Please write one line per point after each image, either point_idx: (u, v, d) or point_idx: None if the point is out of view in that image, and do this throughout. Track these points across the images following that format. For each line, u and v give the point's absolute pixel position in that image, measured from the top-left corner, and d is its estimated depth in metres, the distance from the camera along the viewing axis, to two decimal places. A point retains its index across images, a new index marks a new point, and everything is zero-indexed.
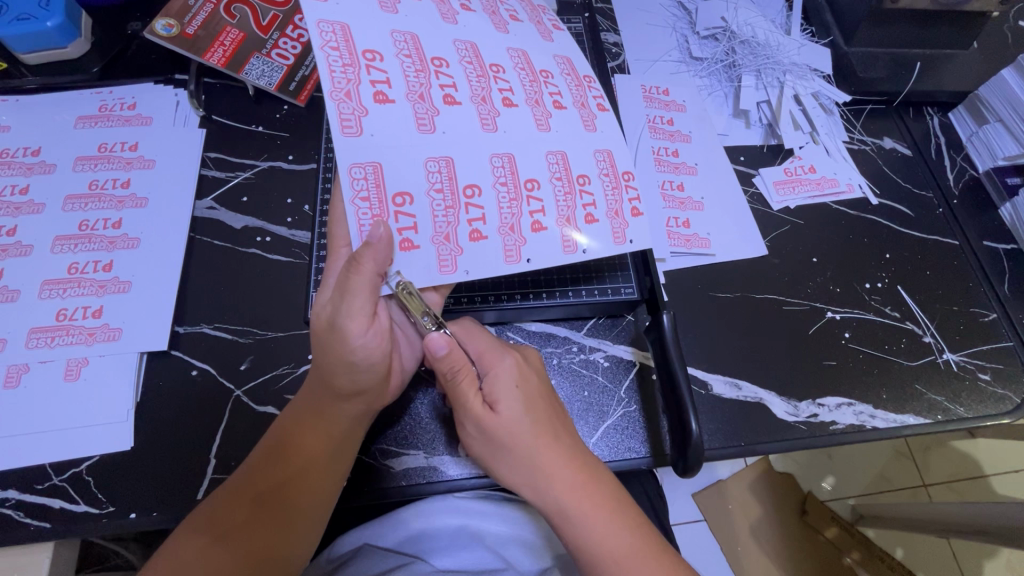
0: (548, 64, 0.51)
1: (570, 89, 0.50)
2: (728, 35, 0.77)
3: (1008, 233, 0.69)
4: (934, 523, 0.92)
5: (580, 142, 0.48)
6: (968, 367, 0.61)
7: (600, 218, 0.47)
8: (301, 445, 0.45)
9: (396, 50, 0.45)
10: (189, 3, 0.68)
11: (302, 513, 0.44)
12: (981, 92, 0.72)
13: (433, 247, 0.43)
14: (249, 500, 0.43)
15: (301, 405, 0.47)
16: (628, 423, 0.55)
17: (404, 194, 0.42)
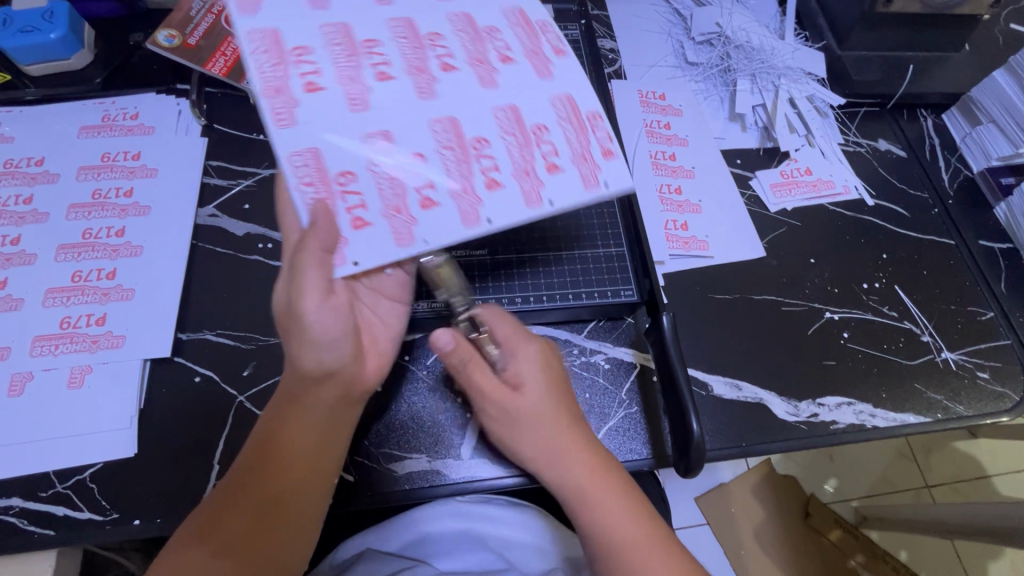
0: (494, 21, 0.52)
1: (519, 40, 0.51)
2: (723, 40, 0.78)
3: (1004, 233, 0.70)
4: (936, 523, 0.93)
5: (531, 92, 0.49)
6: (967, 365, 0.61)
7: (565, 165, 0.48)
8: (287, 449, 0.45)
9: (326, 40, 0.46)
10: (190, 14, 0.69)
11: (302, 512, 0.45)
12: (974, 94, 0.73)
13: (384, 222, 0.43)
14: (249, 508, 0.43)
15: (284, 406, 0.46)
16: (629, 425, 0.56)
17: (350, 170, 0.43)
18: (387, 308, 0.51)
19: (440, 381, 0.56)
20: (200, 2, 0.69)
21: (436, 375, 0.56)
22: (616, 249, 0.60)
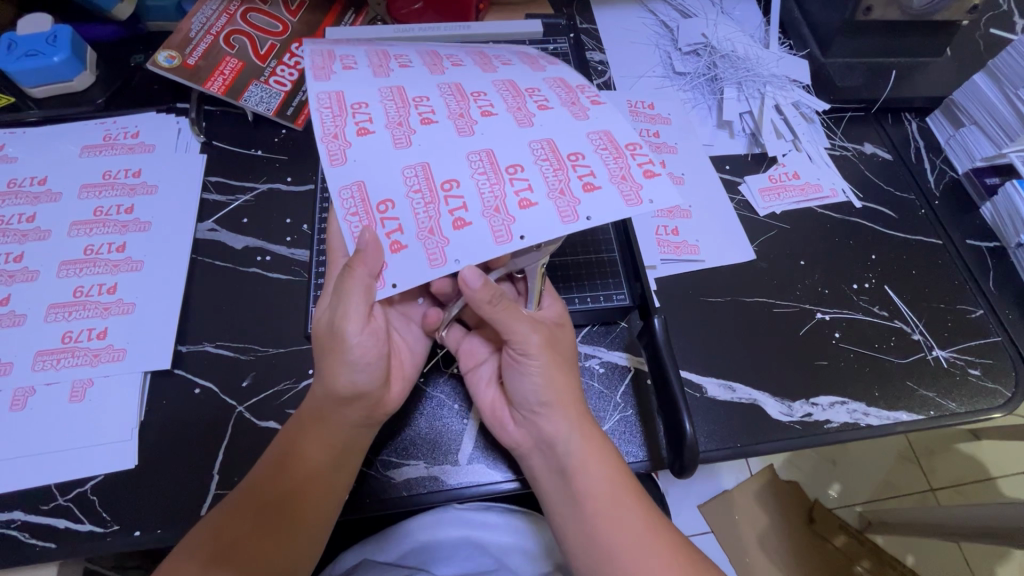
0: (536, 83, 0.51)
1: (558, 95, 0.50)
2: (709, 50, 0.80)
3: (990, 231, 0.71)
4: (941, 526, 0.92)
5: (570, 129, 0.47)
6: (957, 362, 0.62)
7: (603, 185, 0.44)
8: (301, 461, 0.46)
9: (382, 97, 0.48)
10: (189, 35, 0.71)
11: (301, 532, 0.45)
12: (956, 97, 0.74)
13: (419, 243, 0.43)
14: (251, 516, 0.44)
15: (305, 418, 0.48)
16: (623, 427, 0.56)
17: (388, 199, 0.44)
18: (415, 334, 0.55)
19: (437, 388, 0.57)
20: (199, 25, 0.72)
21: (434, 382, 0.57)
22: (608, 255, 0.61)
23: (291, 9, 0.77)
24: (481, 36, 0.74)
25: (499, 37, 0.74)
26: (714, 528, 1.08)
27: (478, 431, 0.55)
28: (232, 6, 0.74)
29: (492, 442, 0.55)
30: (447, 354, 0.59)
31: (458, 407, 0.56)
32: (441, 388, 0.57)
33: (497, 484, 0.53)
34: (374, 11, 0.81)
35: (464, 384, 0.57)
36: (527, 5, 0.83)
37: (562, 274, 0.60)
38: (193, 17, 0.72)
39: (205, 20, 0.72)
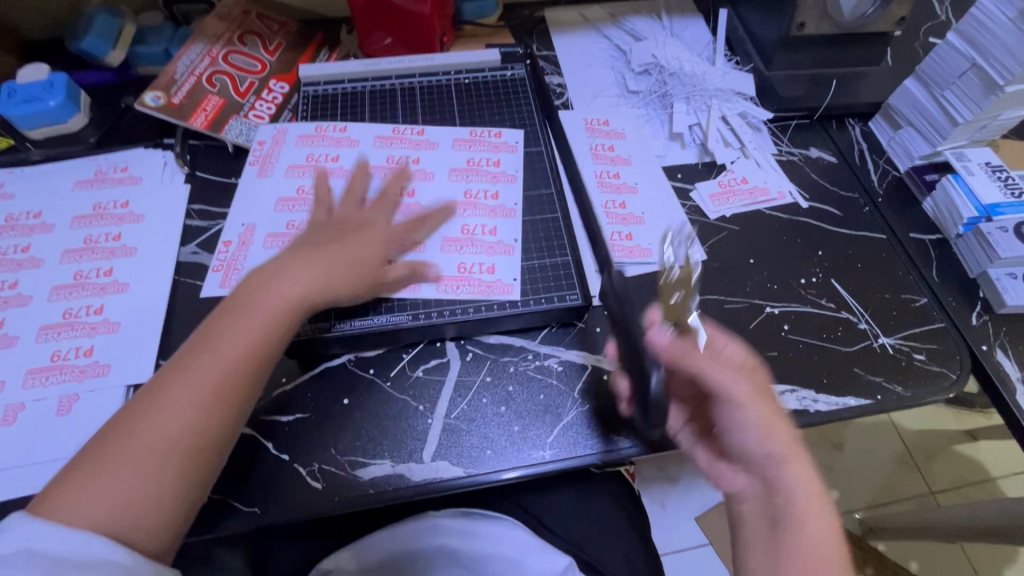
0: (363, 139, 0.74)
1: (386, 142, 0.74)
2: (659, 69, 0.86)
3: (933, 224, 0.74)
4: (942, 526, 0.97)
5: (434, 163, 0.72)
6: (903, 348, 0.64)
7: (494, 188, 0.70)
8: (189, 372, 0.49)
9: (280, 225, 0.67)
10: (174, 77, 0.77)
11: (209, 437, 0.48)
12: (891, 102, 0.79)
13: (431, 279, 0.63)
14: (153, 426, 0.46)
15: (204, 331, 0.52)
16: (582, 421, 0.59)
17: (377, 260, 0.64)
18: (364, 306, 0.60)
19: (404, 391, 0.60)
20: (184, 67, 0.78)
21: (400, 386, 0.60)
22: (562, 259, 0.66)
23: (269, 50, 0.84)
24: (444, 67, 0.80)
25: (461, 66, 0.81)
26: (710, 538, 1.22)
27: (443, 429, 0.58)
28: (215, 49, 0.81)
29: (455, 440, 0.57)
30: (413, 358, 0.62)
31: (423, 408, 0.59)
32: (408, 391, 0.60)
33: (461, 480, 0.56)
34: (347, 48, 0.88)
35: (429, 386, 0.60)
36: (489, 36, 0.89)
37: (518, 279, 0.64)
38: (177, 61, 0.78)
39: (190, 63, 0.79)
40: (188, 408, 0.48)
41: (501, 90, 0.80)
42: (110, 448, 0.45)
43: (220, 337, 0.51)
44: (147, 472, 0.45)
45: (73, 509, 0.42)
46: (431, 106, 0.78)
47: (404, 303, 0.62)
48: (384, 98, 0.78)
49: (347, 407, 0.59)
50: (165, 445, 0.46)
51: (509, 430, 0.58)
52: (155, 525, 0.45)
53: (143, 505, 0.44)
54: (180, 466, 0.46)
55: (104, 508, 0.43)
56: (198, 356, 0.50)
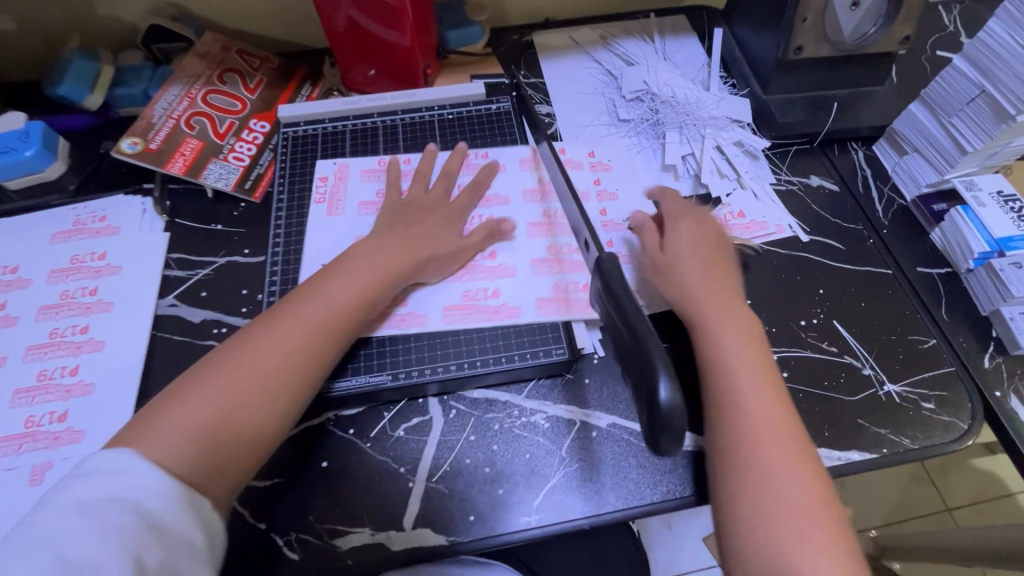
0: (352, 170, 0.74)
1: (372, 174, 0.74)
2: (651, 96, 0.83)
3: (942, 257, 0.70)
4: (956, 550, 0.93)
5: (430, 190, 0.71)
6: (911, 396, 0.61)
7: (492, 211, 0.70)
8: (299, 327, 0.54)
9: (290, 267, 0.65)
10: (152, 122, 0.76)
11: (293, 377, 0.53)
12: (896, 126, 0.75)
13: (445, 311, 0.63)
14: (219, 376, 0.51)
15: (289, 297, 0.57)
16: (568, 483, 0.56)
17: (401, 319, 0.62)
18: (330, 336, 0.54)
19: (385, 452, 0.58)
20: (161, 110, 0.77)
21: (381, 447, 0.58)
22: (547, 310, 0.64)
23: (249, 87, 0.82)
24: (426, 102, 0.79)
25: (444, 101, 0.80)
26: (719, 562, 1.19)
27: (424, 494, 0.56)
28: (194, 90, 0.79)
29: (438, 505, 0.55)
30: (394, 417, 0.60)
31: (404, 470, 0.57)
32: (388, 452, 0.58)
33: (443, 549, 0.53)
34: (330, 82, 0.86)
35: (410, 447, 0.58)
36: (474, 65, 0.87)
37: (502, 335, 0.62)
38: (154, 105, 0.77)
39: (168, 106, 0.77)
40: (260, 361, 0.52)
41: (485, 125, 0.78)
42: (187, 392, 0.50)
43: (321, 295, 0.57)
44: (223, 416, 0.49)
45: (159, 446, 0.46)
46: (414, 144, 0.76)
47: (410, 339, 0.62)
48: (366, 138, 0.77)
49: (325, 471, 0.57)
50: (236, 393, 0.50)
51: (493, 493, 0.56)
52: (232, 463, 0.49)
53: (222, 449, 0.48)
54: (256, 417, 0.50)
55: (183, 450, 0.47)
56: (314, 312, 0.56)
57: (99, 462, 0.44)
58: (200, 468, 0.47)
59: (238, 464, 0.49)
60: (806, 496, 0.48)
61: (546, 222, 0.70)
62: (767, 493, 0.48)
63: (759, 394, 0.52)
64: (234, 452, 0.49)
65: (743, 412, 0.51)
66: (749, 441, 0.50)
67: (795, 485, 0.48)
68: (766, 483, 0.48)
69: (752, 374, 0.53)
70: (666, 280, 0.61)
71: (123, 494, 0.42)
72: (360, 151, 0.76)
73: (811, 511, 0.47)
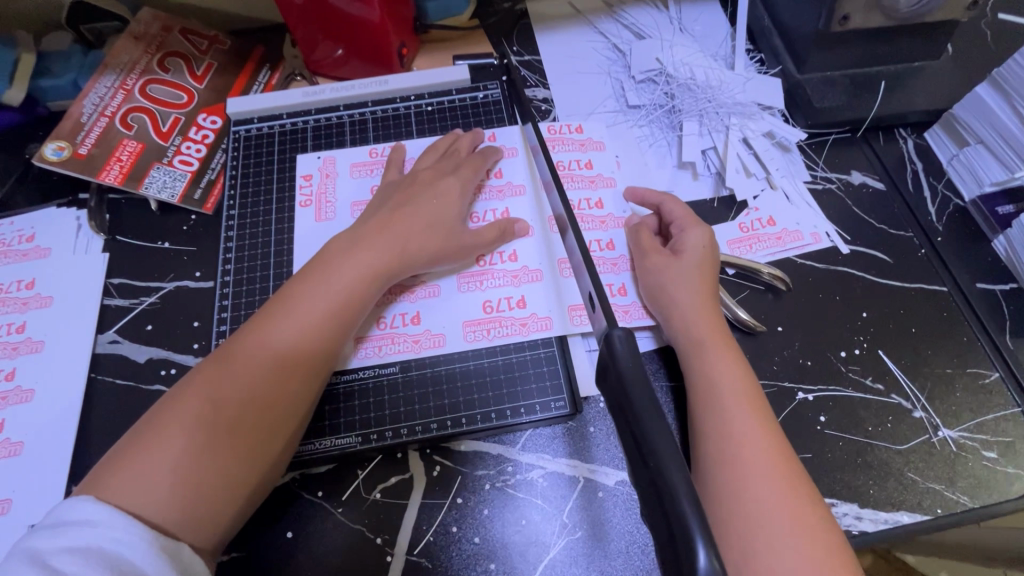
0: (342, 161, 0.64)
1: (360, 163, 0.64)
2: (665, 77, 0.71)
3: (1005, 270, 0.61)
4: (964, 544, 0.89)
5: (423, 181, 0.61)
6: (969, 443, 0.52)
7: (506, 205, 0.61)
8: (275, 345, 0.47)
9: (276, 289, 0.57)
10: (81, 121, 0.65)
11: (278, 405, 0.46)
12: (956, 112, 0.64)
13: (452, 331, 0.55)
14: (192, 405, 0.44)
15: (264, 309, 0.49)
16: (570, 555, 0.48)
17: (414, 339, 0.55)
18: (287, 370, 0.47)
19: (358, 519, 0.50)
20: (92, 106, 0.66)
21: (354, 513, 0.50)
22: (546, 349, 0.55)
23: (197, 75, 0.70)
24: (402, 90, 0.67)
25: (422, 89, 0.68)
26: None
27: (404, 570, 0.48)
28: (130, 81, 0.68)
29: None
30: (369, 477, 0.51)
31: (381, 540, 0.49)
32: (362, 519, 0.50)
33: None
34: (291, 66, 0.73)
35: (388, 513, 0.50)
36: (459, 42, 0.74)
37: (492, 381, 0.54)
38: (83, 100, 0.66)
39: (99, 101, 0.66)
40: (237, 388, 0.45)
41: (470, 117, 0.67)
42: (158, 426, 0.43)
43: (290, 308, 0.49)
44: (201, 455, 0.43)
45: (131, 493, 0.40)
46: (388, 143, 0.65)
47: (421, 365, 0.54)
48: (331, 135, 0.66)
49: (291, 543, 0.49)
50: (211, 429, 0.43)
51: (482, 567, 0.48)
52: (218, 507, 0.43)
53: (201, 491, 0.42)
54: (236, 452, 0.44)
55: (156, 497, 0.40)
56: (286, 323, 0.48)
57: (65, 514, 0.38)
58: (179, 516, 0.41)
59: (220, 508, 0.43)
60: (800, 528, 0.41)
61: (543, 234, 0.60)
62: (756, 531, 0.41)
63: (742, 414, 0.46)
64: (218, 494, 0.43)
65: (725, 436, 0.45)
66: (744, 484, 0.43)
67: (786, 517, 0.42)
68: (755, 517, 0.42)
69: (736, 392, 0.47)
70: (661, 298, 0.54)
71: (90, 544, 0.36)
72: (324, 149, 0.65)
73: (807, 547, 0.41)
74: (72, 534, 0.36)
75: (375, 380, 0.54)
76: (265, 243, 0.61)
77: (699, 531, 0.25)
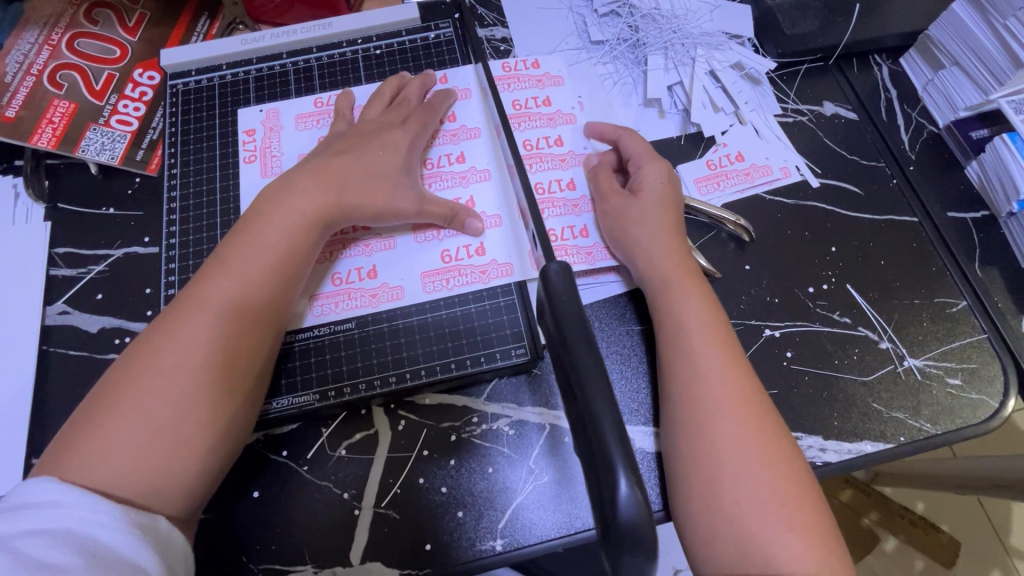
0: (287, 113, 0.61)
1: (305, 113, 0.61)
2: (629, 9, 0.67)
3: (978, 197, 0.59)
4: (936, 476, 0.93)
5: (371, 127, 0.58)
6: (934, 372, 0.52)
7: (463, 151, 0.58)
8: (217, 300, 0.45)
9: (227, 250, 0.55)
10: (5, 81, 0.60)
11: (232, 361, 0.44)
12: (932, 32, 0.61)
13: (410, 283, 0.54)
14: (137, 374, 0.42)
15: (202, 270, 0.47)
16: (537, 499, 0.48)
17: (372, 294, 0.53)
18: (235, 329, 0.45)
19: (324, 477, 0.50)
20: (16, 64, 0.61)
21: (319, 470, 0.50)
22: (506, 298, 0.53)
23: (129, 27, 0.65)
24: (348, 34, 0.63)
25: (370, 31, 0.64)
26: None
27: (372, 522, 0.48)
28: (55, 35, 0.63)
29: (390, 534, 0.48)
30: (332, 434, 0.51)
31: (349, 495, 0.49)
32: (329, 476, 0.50)
33: None
34: (231, 13, 0.68)
35: (354, 468, 0.50)
36: None
37: (452, 332, 0.53)
38: (6, 58, 0.61)
39: (22, 58, 0.62)
40: (185, 347, 0.43)
41: (421, 59, 0.63)
42: (107, 403, 0.41)
43: (227, 264, 0.46)
44: (160, 419, 0.41)
45: (88, 471, 0.39)
46: (336, 90, 0.62)
47: (379, 319, 0.53)
48: (275, 85, 0.62)
49: (257, 503, 0.49)
50: (166, 390, 0.41)
51: (451, 515, 0.48)
52: (183, 474, 0.41)
53: (168, 453, 0.41)
54: (198, 409, 0.42)
55: (122, 467, 0.39)
56: (226, 279, 0.46)
57: (22, 496, 0.37)
58: (141, 484, 0.39)
59: (193, 472, 0.42)
60: (766, 464, 0.41)
61: (502, 179, 0.57)
62: (717, 468, 0.41)
63: (710, 356, 0.45)
64: (183, 457, 0.41)
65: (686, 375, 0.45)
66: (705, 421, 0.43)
67: (753, 454, 0.41)
68: (715, 451, 0.41)
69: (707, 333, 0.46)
70: (622, 239, 0.52)
71: (54, 526, 0.35)
72: (268, 100, 0.62)
73: (774, 482, 0.40)
74: (31, 517, 0.35)
75: (333, 337, 0.52)
76: (212, 202, 0.58)
77: (621, 465, 0.26)
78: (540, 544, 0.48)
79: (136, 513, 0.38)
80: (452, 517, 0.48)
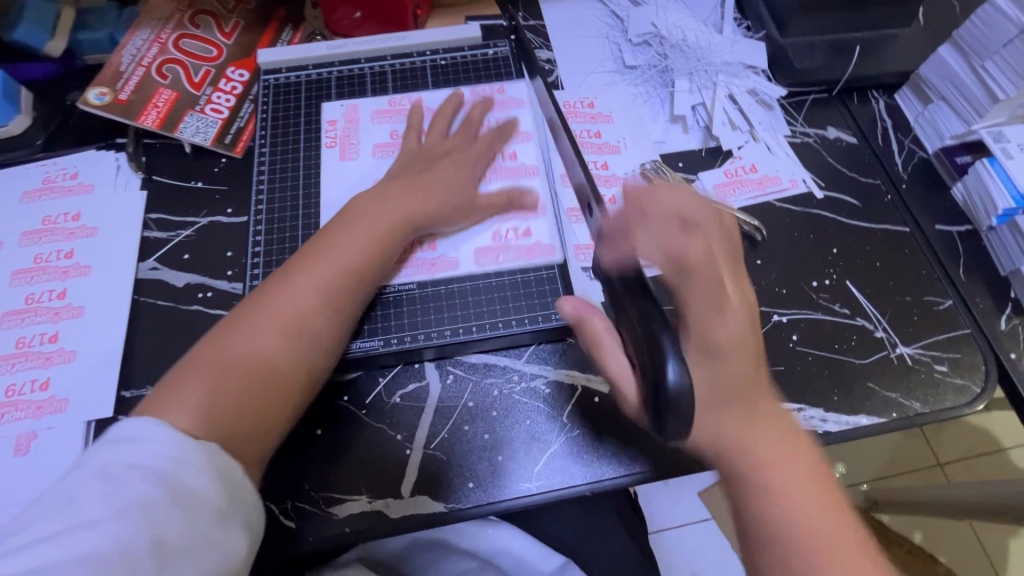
0: (360, 110, 0.70)
1: (377, 111, 0.70)
2: (659, 40, 0.77)
3: (963, 213, 0.67)
4: (934, 498, 0.95)
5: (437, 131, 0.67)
6: (923, 359, 0.59)
7: (514, 150, 0.67)
8: (312, 279, 0.53)
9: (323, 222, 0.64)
10: (120, 70, 0.70)
11: (313, 339, 0.52)
12: (922, 71, 0.70)
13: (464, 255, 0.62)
14: (235, 341, 0.49)
15: (296, 258, 0.55)
16: (570, 449, 0.55)
17: (431, 262, 0.61)
18: (320, 310, 0.52)
19: (379, 419, 0.56)
20: (130, 57, 0.71)
21: (376, 414, 0.56)
22: (547, 271, 0.61)
23: (225, 31, 0.75)
24: (417, 46, 0.73)
25: (436, 46, 0.74)
26: (713, 514, 1.18)
27: (422, 462, 0.54)
28: (164, 34, 0.73)
29: (437, 473, 0.54)
30: (389, 383, 0.57)
31: (401, 437, 0.55)
32: (384, 419, 0.56)
33: (441, 516, 0.52)
34: (312, 26, 0.78)
35: (407, 414, 0.56)
36: (468, 6, 0.80)
37: (500, 297, 0.60)
38: (122, 51, 0.71)
39: (136, 52, 0.71)
40: (282, 316, 0.51)
41: (480, 72, 0.73)
42: (207, 361, 0.48)
43: (320, 255, 0.54)
44: (248, 381, 0.48)
45: (184, 418, 0.45)
46: (405, 93, 0.71)
47: (436, 283, 0.60)
48: (353, 85, 0.72)
49: (319, 439, 0.55)
50: (258, 353, 0.49)
51: (492, 459, 0.54)
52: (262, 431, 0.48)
53: (234, 424, 0.47)
54: (283, 378, 0.49)
55: (199, 426, 0.45)
56: (319, 266, 0.53)
57: (88, 461, 0.41)
58: (227, 434, 0.46)
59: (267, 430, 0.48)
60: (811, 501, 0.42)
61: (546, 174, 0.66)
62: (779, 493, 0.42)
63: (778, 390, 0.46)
64: (265, 416, 0.48)
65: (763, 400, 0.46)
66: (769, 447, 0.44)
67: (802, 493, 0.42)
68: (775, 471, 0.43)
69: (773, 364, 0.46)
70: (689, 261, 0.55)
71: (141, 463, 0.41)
72: (347, 97, 0.71)
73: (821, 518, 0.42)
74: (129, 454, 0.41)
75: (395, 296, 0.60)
76: (293, 180, 0.67)
77: (672, 358, 0.38)
78: (568, 491, 0.53)
79: (214, 458, 0.43)
80: (493, 461, 0.54)
